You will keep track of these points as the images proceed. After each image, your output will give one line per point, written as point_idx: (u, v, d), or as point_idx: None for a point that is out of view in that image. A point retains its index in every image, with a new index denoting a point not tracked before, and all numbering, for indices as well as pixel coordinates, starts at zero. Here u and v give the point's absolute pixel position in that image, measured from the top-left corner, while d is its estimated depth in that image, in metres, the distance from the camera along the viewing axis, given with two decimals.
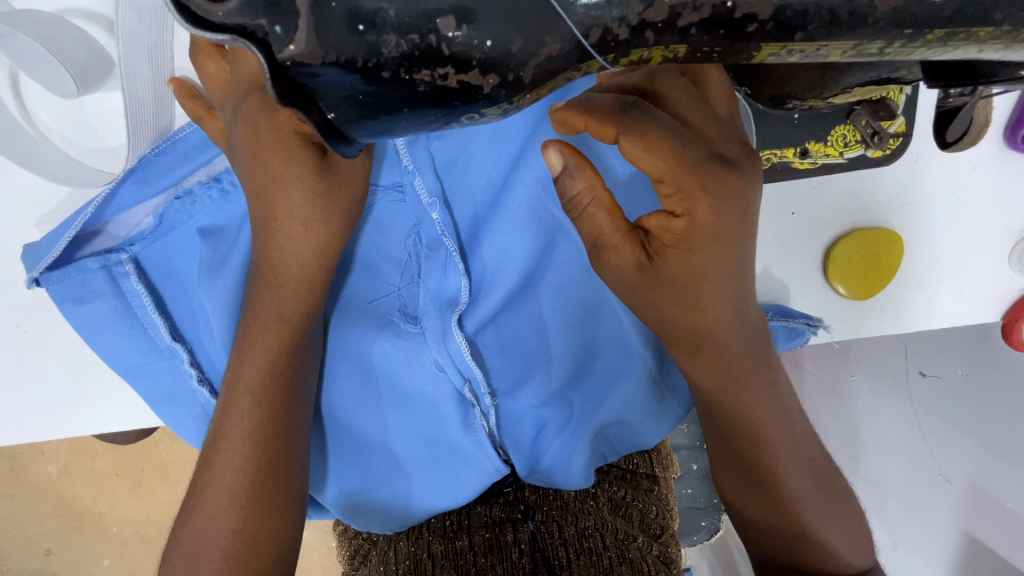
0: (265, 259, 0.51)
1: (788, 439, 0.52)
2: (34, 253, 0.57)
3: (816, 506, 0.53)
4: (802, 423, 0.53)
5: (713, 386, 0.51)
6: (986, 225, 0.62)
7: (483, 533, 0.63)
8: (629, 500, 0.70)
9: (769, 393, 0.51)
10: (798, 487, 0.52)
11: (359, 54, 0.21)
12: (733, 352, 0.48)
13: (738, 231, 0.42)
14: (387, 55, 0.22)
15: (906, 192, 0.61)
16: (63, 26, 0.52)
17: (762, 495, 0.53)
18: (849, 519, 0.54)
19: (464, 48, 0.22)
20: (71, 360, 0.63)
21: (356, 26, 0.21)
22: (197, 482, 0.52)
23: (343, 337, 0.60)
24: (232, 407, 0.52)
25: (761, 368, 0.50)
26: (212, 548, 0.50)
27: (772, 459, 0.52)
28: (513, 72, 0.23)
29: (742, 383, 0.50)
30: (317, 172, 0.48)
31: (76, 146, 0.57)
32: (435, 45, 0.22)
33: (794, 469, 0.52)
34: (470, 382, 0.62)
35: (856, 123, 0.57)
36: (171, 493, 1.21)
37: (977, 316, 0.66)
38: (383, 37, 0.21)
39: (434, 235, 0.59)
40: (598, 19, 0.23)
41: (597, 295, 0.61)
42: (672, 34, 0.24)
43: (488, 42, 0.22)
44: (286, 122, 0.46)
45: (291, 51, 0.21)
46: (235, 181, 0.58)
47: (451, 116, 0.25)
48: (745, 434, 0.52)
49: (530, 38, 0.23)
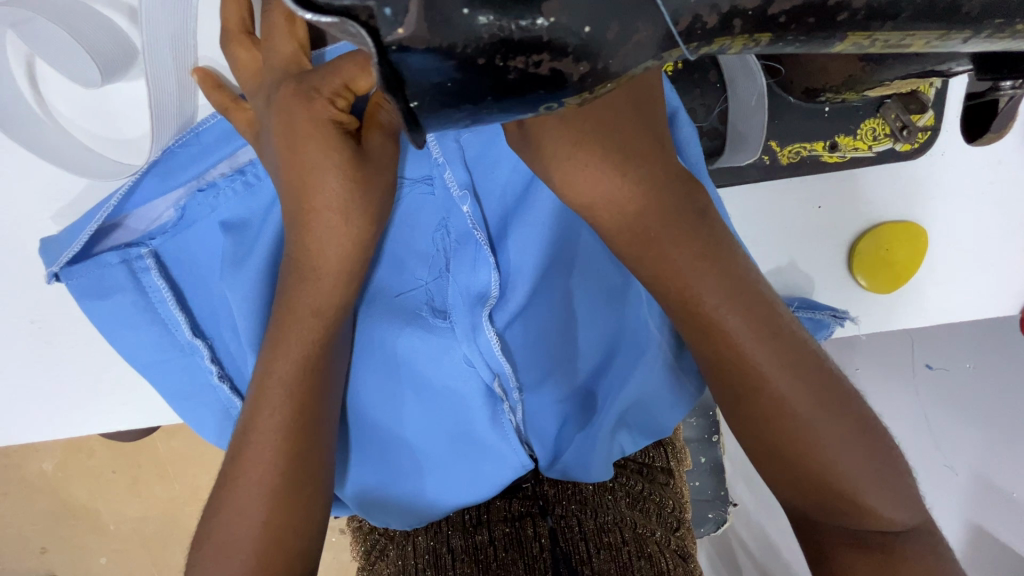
0: (299, 251, 0.50)
1: (779, 346, 0.45)
2: (52, 247, 0.56)
3: (823, 424, 0.44)
4: (795, 329, 0.46)
5: (669, 280, 0.46)
6: (1008, 221, 0.63)
7: (503, 527, 0.64)
8: (646, 494, 0.70)
9: (727, 279, 0.45)
10: (790, 392, 0.44)
11: (461, 39, 0.21)
12: (656, 221, 0.46)
13: (647, 135, 0.47)
14: (485, 39, 0.21)
15: (929, 187, 0.61)
16: (85, 13, 0.51)
17: (746, 409, 0.46)
18: (871, 448, 0.45)
19: (561, 35, 0.22)
20: (85, 357, 0.62)
21: (462, 9, 0.21)
22: (225, 474, 0.51)
23: (368, 331, 0.59)
24: (263, 402, 0.51)
25: (697, 246, 0.46)
26: (242, 541, 0.49)
27: (757, 368, 0.45)
28: (603, 62, 0.23)
29: (703, 280, 0.45)
30: (355, 163, 0.47)
31: (92, 136, 0.56)
32: (534, 30, 0.21)
33: (780, 370, 0.44)
34: (498, 377, 0.61)
35: (886, 116, 0.57)
36: (170, 489, 1.20)
37: (996, 311, 0.66)
38: (485, 19, 0.21)
39: (464, 229, 0.59)
40: (690, 7, 0.22)
41: (628, 288, 0.60)
42: (760, 23, 0.23)
43: (587, 27, 0.22)
44: (322, 110, 0.46)
45: (400, 34, 0.20)
46: (260, 173, 0.56)
47: (532, 106, 0.24)
48: (720, 345, 0.46)
49: (625, 27, 0.22)
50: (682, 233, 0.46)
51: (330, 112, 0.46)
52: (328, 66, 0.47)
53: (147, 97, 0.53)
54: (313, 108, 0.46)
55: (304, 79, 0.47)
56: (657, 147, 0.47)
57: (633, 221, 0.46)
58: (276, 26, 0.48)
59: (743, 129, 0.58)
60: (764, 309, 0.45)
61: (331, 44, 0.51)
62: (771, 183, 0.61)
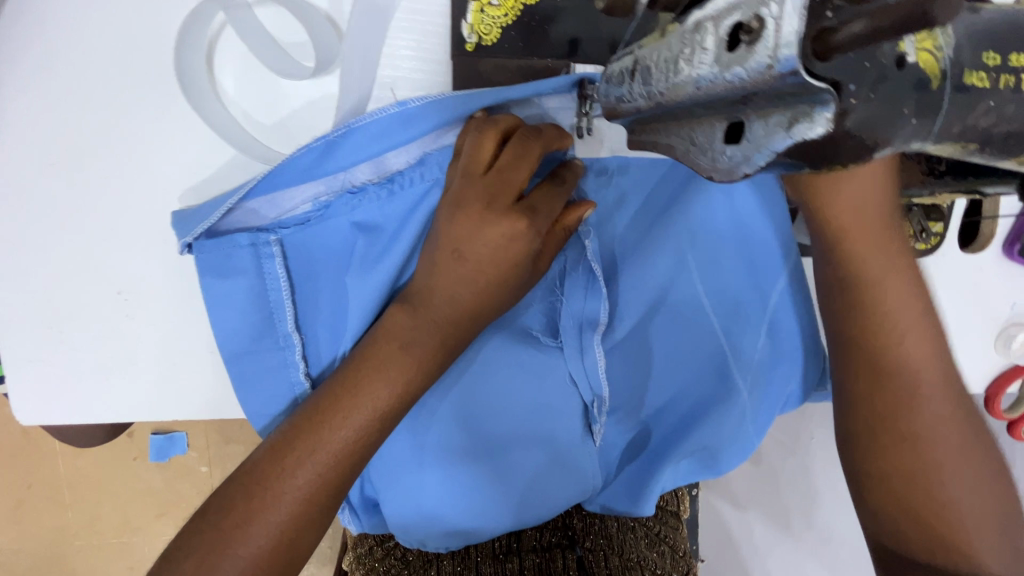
0: (447, 243, 0.54)
1: (947, 415, 0.51)
2: (186, 219, 0.56)
3: (968, 498, 0.50)
4: (972, 408, 0.53)
5: (865, 314, 0.52)
6: (983, 315, 0.79)
7: (533, 558, 0.73)
8: (663, 536, 0.80)
9: (928, 343, 0.51)
10: (942, 459, 0.51)
11: (862, 113, 0.27)
12: (899, 280, 0.51)
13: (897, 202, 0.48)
14: (867, 117, 0.27)
15: (932, 280, 0.77)
16: (301, 11, 0.55)
17: (896, 451, 0.52)
18: (999, 503, 0.51)
19: (898, 125, 0.29)
20: (167, 335, 0.60)
21: (871, 92, 0.26)
22: (312, 418, 0.53)
23: (483, 344, 0.64)
24: (380, 371, 0.53)
25: (918, 316, 0.51)
26: (300, 481, 0.51)
27: (923, 412, 0.51)
28: (898, 145, 0.30)
29: (910, 345, 0.51)
30: (496, 275, 0.55)
31: (255, 123, 0.57)
32: (889, 121, 0.28)
33: (947, 440, 0.51)
34: (596, 399, 0.66)
35: (912, 220, 0.72)
36: (60, 517, 1.26)
37: (967, 387, 0.81)
38: (875, 103, 0.27)
39: (580, 260, 0.64)
40: (955, 122, 0.31)
41: (709, 334, 0.66)
42: (984, 138, 0.33)
43: (912, 119, 0.29)
44: (488, 209, 0.53)
45: (850, 104, 0.26)
46: (408, 183, 0.58)
47: (835, 164, 0.30)
48: (905, 394, 0.51)
49: (923, 124, 0.30)
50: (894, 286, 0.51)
51: (470, 227, 0.53)
52: (489, 202, 0.53)
53: (331, 100, 0.58)
54: (460, 224, 0.53)
55: (518, 217, 0.53)
56: (843, 241, 0.49)
57: (864, 287, 0.51)
58: (474, 146, 0.53)
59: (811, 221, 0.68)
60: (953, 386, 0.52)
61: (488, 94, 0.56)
62: None
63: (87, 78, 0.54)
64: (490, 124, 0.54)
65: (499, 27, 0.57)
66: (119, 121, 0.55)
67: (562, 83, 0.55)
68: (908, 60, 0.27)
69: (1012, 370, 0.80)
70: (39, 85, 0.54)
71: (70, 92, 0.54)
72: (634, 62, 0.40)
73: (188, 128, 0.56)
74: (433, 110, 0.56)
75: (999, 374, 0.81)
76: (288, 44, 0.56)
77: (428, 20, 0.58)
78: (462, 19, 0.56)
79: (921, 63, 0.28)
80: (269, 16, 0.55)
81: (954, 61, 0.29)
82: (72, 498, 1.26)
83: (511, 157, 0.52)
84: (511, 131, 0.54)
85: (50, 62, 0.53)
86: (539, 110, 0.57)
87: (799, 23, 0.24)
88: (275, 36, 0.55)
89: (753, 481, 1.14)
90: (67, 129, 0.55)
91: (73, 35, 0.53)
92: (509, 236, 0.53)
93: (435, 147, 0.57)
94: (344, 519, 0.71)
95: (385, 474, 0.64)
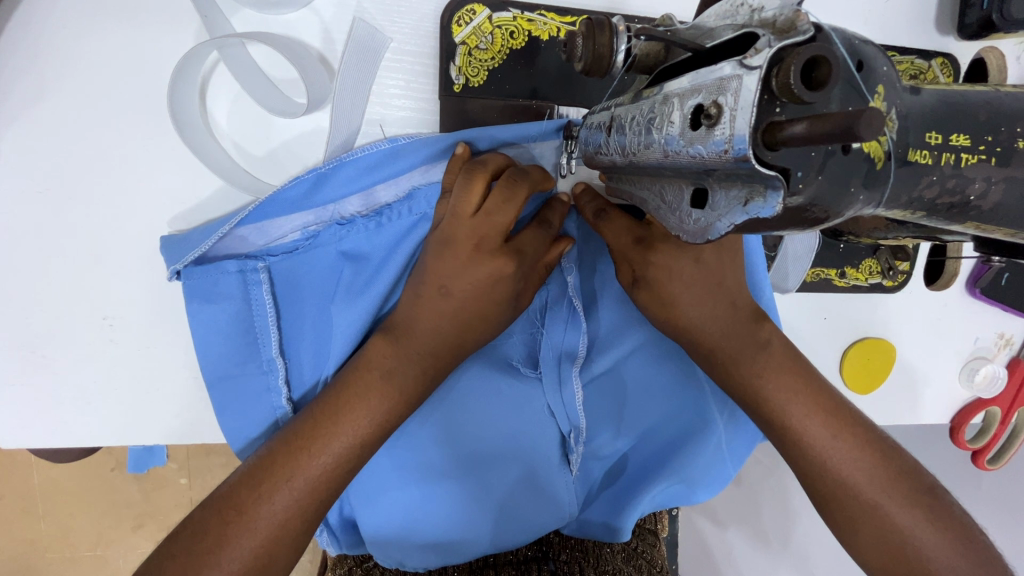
0: (432, 275, 0.55)
1: (843, 434, 0.54)
2: (175, 247, 0.57)
3: (893, 508, 0.52)
4: (868, 423, 0.56)
5: (719, 360, 0.57)
6: (947, 348, 0.82)
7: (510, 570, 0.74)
8: (640, 551, 0.80)
9: (794, 374, 0.56)
10: (853, 474, 0.53)
11: (810, 196, 0.29)
12: (730, 329, 0.56)
13: (735, 285, 0.57)
14: (813, 198, 0.29)
15: (899, 315, 0.80)
16: (294, 48, 0.57)
17: (811, 476, 0.55)
18: (938, 509, 0.52)
19: (849, 200, 0.31)
20: (154, 360, 0.61)
21: (816, 174, 0.29)
22: (291, 446, 0.53)
23: (467, 374, 0.66)
24: (361, 398, 0.54)
25: (771, 351, 0.56)
26: (278, 506, 0.51)
27: (806, 439, 0.54)
28: (852, 212, 0.32)
29: (771, 384, 0.55)
30: (481, 309, 0.56)
31: (244, 153, 0.59)
32: (839, 198, 0.30)
33: (843, 454, 0.54)
34: (575, 429, 0.67)
35: (880, 258, 0.75)
36: (31, 530, 1.23)
37: (933, 417, 0.84)
38: (818, 183, 0.29)
39: (563, 294, 0.66)
40: (900, 195, 0.33)
41: (685, 367, 0.69)
42: (930, 206, 0.35)
43: (861, 195, 0.31)
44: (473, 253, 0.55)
45: (794, 188, 0.28)
46: (395, 215, 0.59)
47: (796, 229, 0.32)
48: (783, 430, 0.55)
49: (871, 196, 0.32)
50: (735, 328, 0.56)
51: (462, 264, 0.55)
52: (473, 240, 0.55)
53: (323, 135, 0.60)
54: (448, 262, 0.55)
55: (501, 258, 0.55)
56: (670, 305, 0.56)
57: (707, 337, 0.56)
58: (464, 187, 0.54)
59: (786, 271, 0.72)
60: (837, 408, 0.55)
61: (478, 134, 0.58)
62: (797, 294, 0.77)
63: (81, 106, 0.55)
64: (479, 166, 0.55)
65: (486, 69, 0.60)
66: (112, 150, 0.56)
67: (548, 127, 0.59)
68: (854, 146, 0.29)
69: (974, 403, 0.83)
70: (33, 116, 0.55)
71: (64, 119, 0.55)
72: (611, 117, 0.43)
73: (182, 158, 0.58)
74: (422, 148, 0.58)
75: (963, 406, 0.83)
76: (282, 82, 0.58)
77: (419, 61, 0.61)
78: (451, 61, 0.59)
79: (865, 147, 0.30)
80: (262, 53, 0.57)
81: (895, 142, 0.32)
82: (43, 511, 1.23)
83: (499, 199, 0.54)
84: (498, 172, 0.56)
85: (45, 94, 0.54)
86: (527, 154, 0.60)
87: (752, 115, 0.27)
88: (267, 71, 0.57)
89: (733, 501, 1.16)
90: (58, 155, 0.56)
91: (67, 66, 0.54)
92: (498, 276, 0.55)
93: (423, 182, 0.58)
94: (320, 540, 0.71)
95: (364, 498, 0.65)
